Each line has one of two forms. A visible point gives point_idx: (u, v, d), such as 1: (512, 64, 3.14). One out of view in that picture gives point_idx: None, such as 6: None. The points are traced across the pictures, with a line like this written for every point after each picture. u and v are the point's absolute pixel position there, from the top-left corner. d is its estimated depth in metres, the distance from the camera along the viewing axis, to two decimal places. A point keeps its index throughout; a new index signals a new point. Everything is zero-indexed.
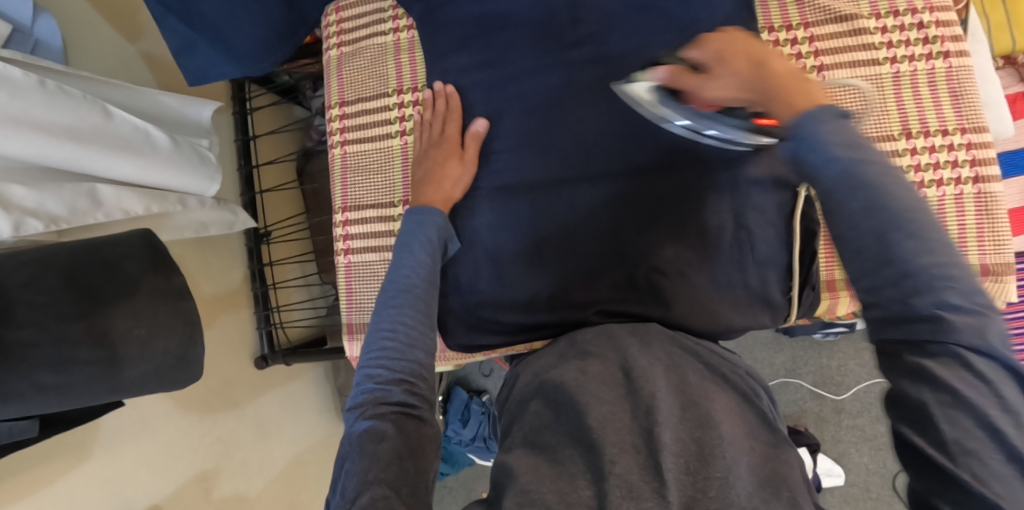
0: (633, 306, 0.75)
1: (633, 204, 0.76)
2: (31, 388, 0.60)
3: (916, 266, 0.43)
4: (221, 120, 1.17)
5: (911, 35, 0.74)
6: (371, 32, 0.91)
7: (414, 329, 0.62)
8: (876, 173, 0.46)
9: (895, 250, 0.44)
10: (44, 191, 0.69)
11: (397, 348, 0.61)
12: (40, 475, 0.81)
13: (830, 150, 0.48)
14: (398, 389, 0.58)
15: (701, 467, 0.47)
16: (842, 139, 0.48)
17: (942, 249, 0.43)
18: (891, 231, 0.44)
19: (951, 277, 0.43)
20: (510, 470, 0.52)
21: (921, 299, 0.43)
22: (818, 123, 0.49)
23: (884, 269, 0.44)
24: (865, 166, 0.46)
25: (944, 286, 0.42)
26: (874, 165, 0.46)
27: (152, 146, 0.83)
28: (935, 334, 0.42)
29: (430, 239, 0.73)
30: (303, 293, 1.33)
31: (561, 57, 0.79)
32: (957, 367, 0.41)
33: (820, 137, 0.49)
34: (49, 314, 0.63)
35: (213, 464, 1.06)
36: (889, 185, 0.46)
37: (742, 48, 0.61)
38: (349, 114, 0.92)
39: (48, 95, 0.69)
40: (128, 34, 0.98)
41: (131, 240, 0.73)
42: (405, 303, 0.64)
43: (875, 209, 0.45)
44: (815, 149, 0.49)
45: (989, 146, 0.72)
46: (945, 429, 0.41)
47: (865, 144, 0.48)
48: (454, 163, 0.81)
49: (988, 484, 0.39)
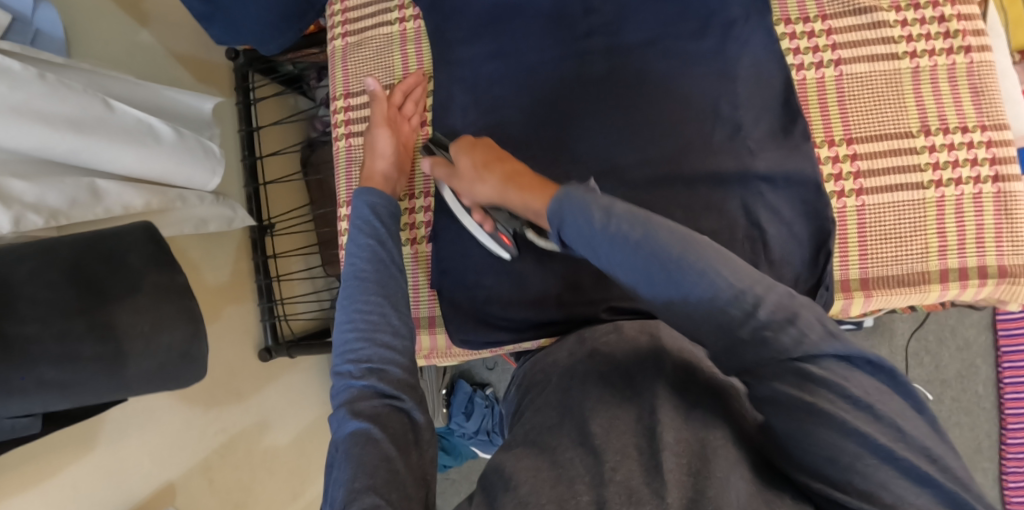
0: (645, 304, 0.73)
1: (644, 200, 0.75)
2: (34, 383, 0.60)
3: (723, 296, 0.44)
4: (225, 110, 1.16)
5: (931, 29, 0.72)
6: (376, 21, 0.89)
7: (372, 313, 0.61)
8: (632, 228, 0.47)
9: (693, 295, 0.45)
10: (44, 185, 0.68)
11: (362, 340, 0.60)
12: (43, 468, 0.80)
13: (592, 230, 0.48)
14: (369, 385, 0.57)
15: (704, 466, 0.45)
16: (596, 211, 0.48)
17: (731, 272, 0.45)
18: (683, 277, 0.45)
19: (746, 292, 0.44)
20: (508, 478, 0.50)
21: (742, 330, 0.43)
22: (571, 206, 0.50)
23: (695, 315, 0.45)
24: (623, 234, 0.47)
25: (751, 308, 0.44)
26: (631, 227, 0.47)
27: (154, 140, 0.81)
28: (766, 357, 0.43)
29: (369, 220, 0.70)
30: (308, 285, 1.32)
31: (572, 50, 0.78)
32: (801, 383, 0.42)
33: (574, 213, 0.50)
34: (52, 309, 0.62)
35: (215, 457, 1.05)
36: (656, 238, 0.47)
37: (478, 152, 0.69)
38: (353, 106, 0.90)
39: (48, 87, 0.68)
40: (133, 23, 0.97)
41: (133, 235, 0.72)
42: (357, 291, 0.63)
43: (656, 262, 0.46)
44: (575, 230, 0.50)
45: (1009, 145, 0.70)
46: (820, 449, 0.41)
47: (613, 203, 0.49)
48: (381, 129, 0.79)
49: (878, 494, 0.39)
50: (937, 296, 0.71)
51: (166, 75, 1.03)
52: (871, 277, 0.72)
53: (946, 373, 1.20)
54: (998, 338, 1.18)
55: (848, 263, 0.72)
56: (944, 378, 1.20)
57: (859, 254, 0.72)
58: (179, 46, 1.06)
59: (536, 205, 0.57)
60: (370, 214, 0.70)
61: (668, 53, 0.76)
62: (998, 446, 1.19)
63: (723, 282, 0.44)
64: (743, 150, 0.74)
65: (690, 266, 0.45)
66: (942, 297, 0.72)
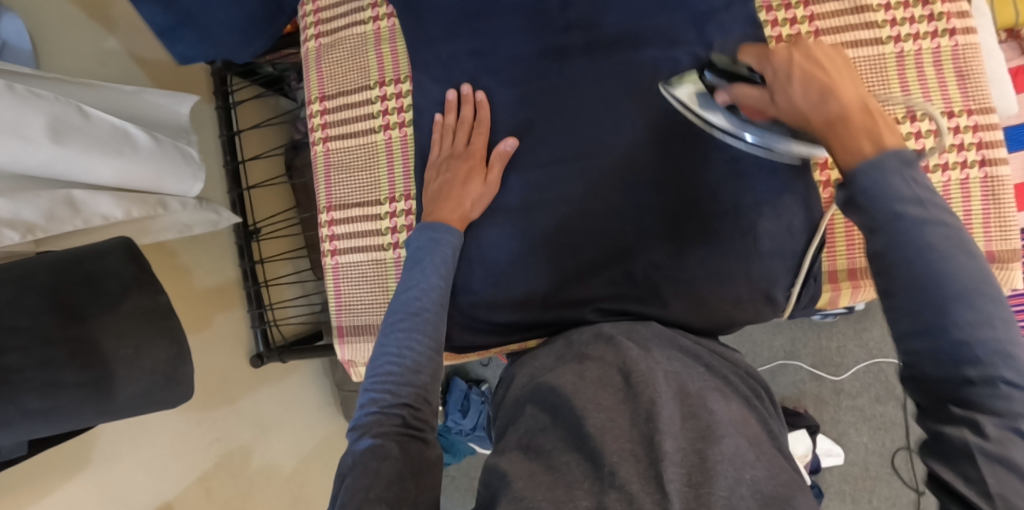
0: (632, 303, 0.73)
1: (630, 195, 0.73)
2: (18, 414, 0.58)
3: (975, 338, 0.40)
4: (203, 115, 1.14)
5: (916, 12, 0.71)
6: (349, 22, 0.87)
7: (421, 354, 0.60)
8: (941, 236, 0.41)
9: (943, 323, 0.40)
10: (18, 200, 0.67)
11: (402, 373, 0.59)
12: (37, 489, 0.80)
13: (896, 206, 0.43)
14: (402, 411, 0.57)
15: (705, 479, 0.45)
16: (911, 194, 0.43)
17: (1004, 322, 0.40)
18: (952, 302, 0.40)
19: (1010, 347, 0.39)
20: (504, 475, 0.51)
21: (972, 368, 0.40)
22: (881, 172, 0.44)
23: (938, 335, 0.40)
24: (927, 225, 0.42)
25: (1001, 358, 0.39)
26: (942, 225, 0.42)
27: (131, 147, 0.79)
28: (985, 394, 0.39)
29: (446, 260, 0.68)
30: (297, 290, 1.30)
31: (551, 44, 0.76)
32: (1010, 426, 0.38)
33: (883, 189, 0.43)
34: (32, 337, 0.61)
35: (211, 467, 1.04)
36: (949, 260, 0.41)
37: (808, 69, 0.51)
38: (330, 109, 0.88)
39: (17, 98, 0.66)
40: (101, 30, 0.95)
41: (112, 253, 0.71)
42: (413, 328, 0.62)
43: (930, 278, 0.41)
44: (875, 202, 0.44)
45: (996, 128, 0.69)
46: (992, 483, 0.38)
47: (930, 195, 0.43)
48: (476, 181, 0.75)
49: None
50: None
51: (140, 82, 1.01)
52: (857, 269, 0.74)
53: None
54: None
55: (836, 253, 0.74)
56: None
57: (846, 246, 0.73)
58: (150, 53, 1.04)
59: (839, 146, 0.47)
60: (438, 256, 0.68)
61: (649, 45, 0.74)
62: None
63: (993, 322, 0.40)
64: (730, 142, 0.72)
65: (968, 294, 0.40)
66: None
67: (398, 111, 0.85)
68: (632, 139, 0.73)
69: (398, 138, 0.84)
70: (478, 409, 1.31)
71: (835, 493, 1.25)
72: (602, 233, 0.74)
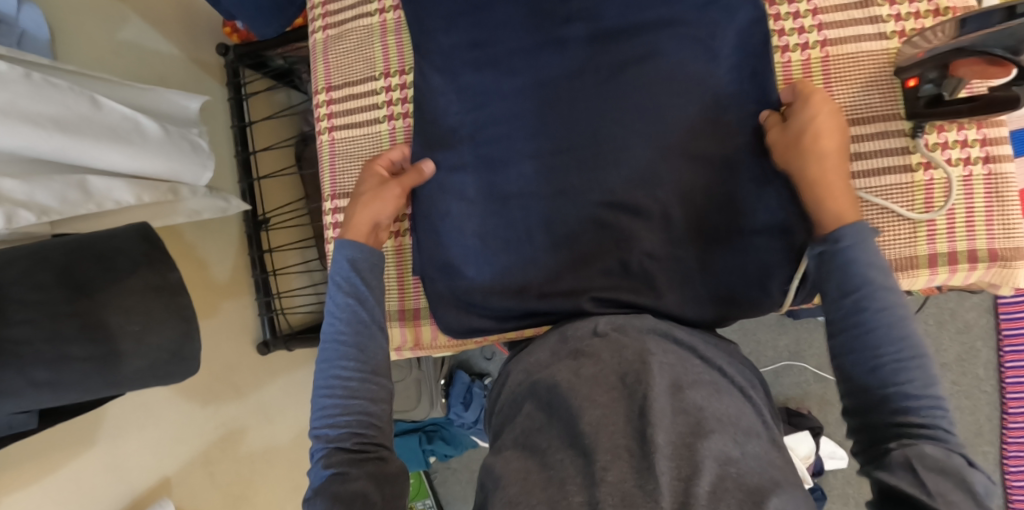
0: (626, 292, 0.71)
1: (630, 184, 0.74)
2: (27, 385, 0.61)
3: (904, 364, 0.50)
4: (217, 105, 1.16)
5: (920, 7, 0.72)
6: (356, 13, 0.89)
7: (350, 380, 0.61)
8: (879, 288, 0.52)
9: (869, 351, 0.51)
10: (33, 183, 0.69)
11: (336, 403, 0.60)
12: (47, 461, 0.81)
13: (857, 256, 0.54)
14: (348, 440, 0.59)
15: (693, 473, 0.45)
16: (876, 259, 0.54)
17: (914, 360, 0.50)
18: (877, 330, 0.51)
19: (916, 373, 0.50)
20: (497, 477, 0.51)
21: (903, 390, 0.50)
22: (854, 247, 0.54)
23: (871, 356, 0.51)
24: (870, 276, 0.53)
25: (916, 383, 0.50)
26: (884, 285, 0.52)
27: (141, 137, 0.81)
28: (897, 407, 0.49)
29: (347, 277, 0.67)
30: (305, 279, 1.32)
31: (552, 36, 0.77)
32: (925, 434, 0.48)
33: (849, 251, 0.54)
34: (43, 311, 0.63)
35: (215, 450, 1.06)
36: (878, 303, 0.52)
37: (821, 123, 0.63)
38: (336, 99, 0.90)
39: (34, 86, 0.68)
40: (113, 21, 0.96)
41: (125, 236, 0.72)
42: (337, 359, 0.63)
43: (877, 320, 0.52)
44: (845, 257, 0.54)
45: (1000, 126, 0.70)
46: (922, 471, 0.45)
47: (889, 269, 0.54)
48: (378, 186, 0.77)
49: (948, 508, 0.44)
50: (925, 280, 0.71)
51: (152, 74, 1.03)
52: None
53: (945, 356, 1.19)
54: (999, 321, 1.16)
55: None
56: (943, 362, 1.19)
57: None
58: (160, 44, 1.05)
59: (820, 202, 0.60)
60: (348, 270, 0.67)
61: (648, 39, 0.74)
62: (998, 430, 1.18)
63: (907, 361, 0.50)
64: (726, 134, 0.71)
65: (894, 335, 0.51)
66: (931, 282, 0.72)
67: (402, 102, 0.86)
68: (632, 133, 0.74)
69: (402, 127, 0.86)
70: (481, 402, 1.31)
71: (838, 496, 1.24)
72: (599, 227, 0.75)
